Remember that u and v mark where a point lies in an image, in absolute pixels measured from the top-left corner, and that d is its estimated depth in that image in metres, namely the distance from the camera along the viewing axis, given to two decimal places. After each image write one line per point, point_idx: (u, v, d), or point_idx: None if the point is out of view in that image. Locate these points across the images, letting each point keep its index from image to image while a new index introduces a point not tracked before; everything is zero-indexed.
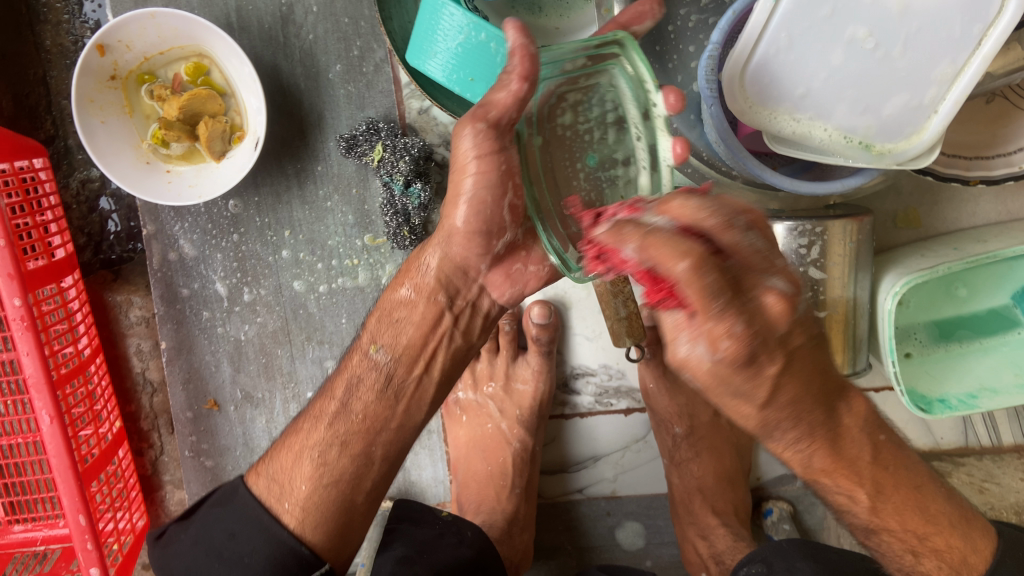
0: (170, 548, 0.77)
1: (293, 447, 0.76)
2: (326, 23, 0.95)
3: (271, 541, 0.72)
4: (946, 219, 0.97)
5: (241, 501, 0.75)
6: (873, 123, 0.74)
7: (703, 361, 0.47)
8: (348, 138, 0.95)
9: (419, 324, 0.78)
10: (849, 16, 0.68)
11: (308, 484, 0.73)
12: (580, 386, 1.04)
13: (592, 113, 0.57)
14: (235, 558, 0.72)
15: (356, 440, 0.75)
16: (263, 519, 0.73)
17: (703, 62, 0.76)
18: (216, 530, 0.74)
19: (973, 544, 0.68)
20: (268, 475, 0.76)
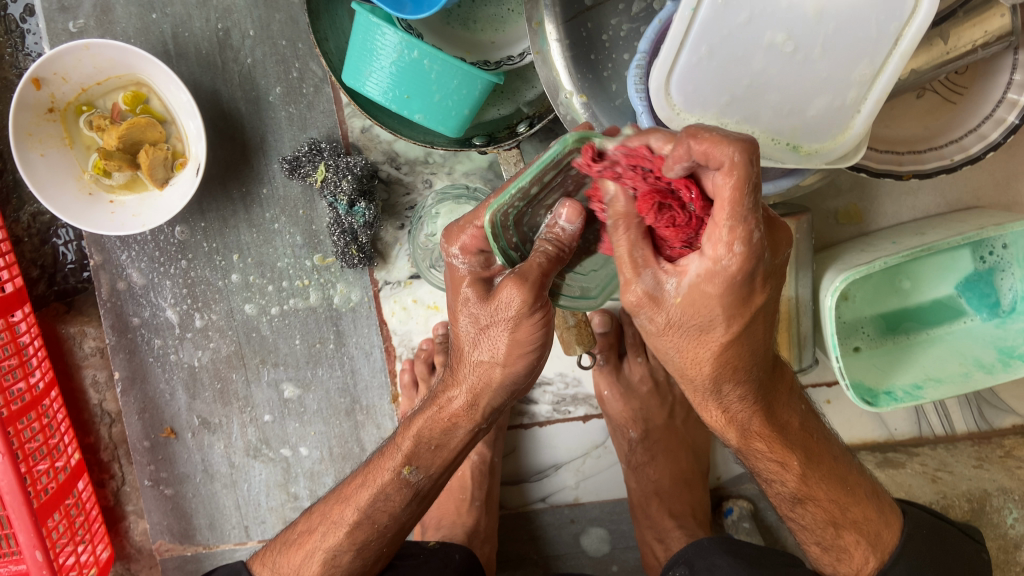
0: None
1: (304, 535, 0.79)
2: (265, 46, 0.95)
3: None
4: (886, 214, 0.99)
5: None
6: (799, 124, 0.75)
7: (671, 293, 0.55)
8: (291, 159, 0.95)
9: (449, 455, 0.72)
10: (766, 21, 0.69)
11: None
12: (537, 395, 1.05)
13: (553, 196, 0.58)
14: None
15: (368, 535, 0.76)
16: None
17: (632, 71, 0.78)
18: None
19: (886, 520, 0.75)
20: (275, 566, 0.80)
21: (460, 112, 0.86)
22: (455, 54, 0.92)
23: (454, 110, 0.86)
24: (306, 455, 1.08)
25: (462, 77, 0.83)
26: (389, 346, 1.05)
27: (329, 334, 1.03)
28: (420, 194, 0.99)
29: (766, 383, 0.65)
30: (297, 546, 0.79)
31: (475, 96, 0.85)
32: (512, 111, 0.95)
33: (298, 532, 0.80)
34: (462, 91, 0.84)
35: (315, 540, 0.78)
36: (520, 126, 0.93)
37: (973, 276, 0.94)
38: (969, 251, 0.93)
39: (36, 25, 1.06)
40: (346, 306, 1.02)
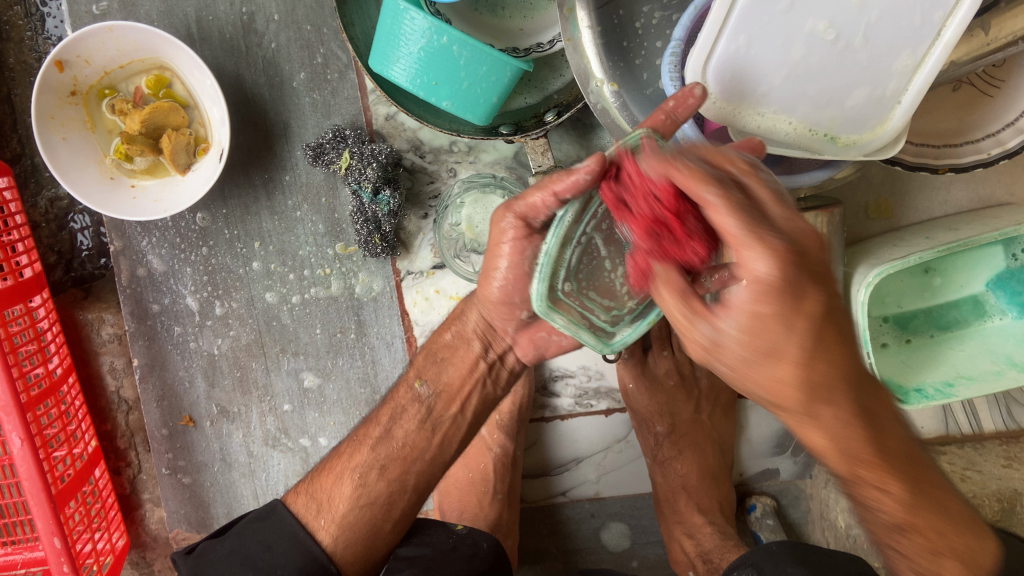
0: (206, 557, 0.75)
1: (341, 458, 0.78)
2: (289, 31, 0.94)
3: (303, 553, 0.73)
4: (917, 209, 0.97)
5: (286, 519, 0.75)
6: (837, 115, 0.73)
7: (729, 332, 0.48)
8: (316, 146, 0.94)
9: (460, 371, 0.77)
10: (808, 9, 0.68)
11: (346, 503, 0.74)
12: (559, 388, 1.04)
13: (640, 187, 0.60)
14: (269, 568, 0.72)
15: (396, 466, 0.76)
16: (300, 534, 0.74)
17: (666, 60, 0.76)
18: (252, 542, 0.74)
19: (985, 548, 0.56)
20: (311, 494, 0.77)
21: (488, 99, 0.85)
22: (484, 40, 0.90)
23: (482, 98, 0.85)
24: (325, 445, 1.06)
25: (491, 64, 0.81)
26: (410, 337, 1.03)
27: (351, 324, 1.02)
28: (444, 184, 0.98)
29: (861, 409, 0.51)
30: (335, 469, 0.78)
31: (504, 83, 0.84)
32: (539, 100, 0.94)
33: (334, 461, 0.79)
34: (491, 78, 0.83)
35: (351, 464, 0.77)
36: (548, 115, 0.92)
37: (1006, 273, 0.91)
38: (1003, 248, 0.91)
39: (56, 9, 1.05)
40: (367, 296, 1.01)
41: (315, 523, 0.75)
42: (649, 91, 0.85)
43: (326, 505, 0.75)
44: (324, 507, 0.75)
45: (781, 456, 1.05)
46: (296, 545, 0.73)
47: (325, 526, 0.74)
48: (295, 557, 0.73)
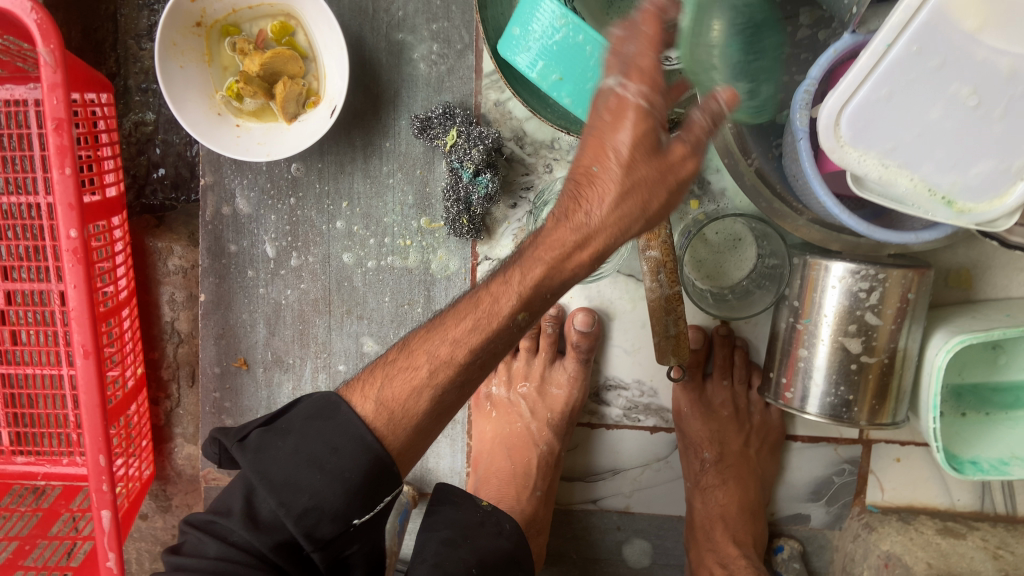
0: (262, 455, 0.61)
1: (413, 353, 0.67)
2: (418, 2, 0.96)
3: (367, 463, 0.62)
4: (996, 286, 0.98)
5: (346, 416, 0.63)
6: (959, 180, 0.73)
7: None
8: (423, 119, 0.95)
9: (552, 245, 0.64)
10: (956, 73, 0.67)
11: (420, 415, 0.66)
12: (610, 397, 1.05)
13: (761, 38, 0.72)
14: (335, 473, 0.60)
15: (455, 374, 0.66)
16: (368, 438, 0.62)
17: (799, 95, 0.77)
18: (315, 440, 0.62)
19: None
20: (379, 390, 0.66)
21: None
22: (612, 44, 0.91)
23: None
24: None
25: None
26: None
27: (419, 298, 1.03)
28: (539, 177, 0.99)
29: None
30: (400, 365, 0.67)
31: None
32: None
33: (395, 354, 0.69)
34: None
35: (430, 356, 0.67)
36: None
37: None
38: None
39: None
40: (441, 274, 1.03)
41: (367, 417, 0.64)
42: (766, 122, 0.84)
43: (391, 412, 0.65)
44: (384, 405, 0.65)
45: (815, 503, 1.06)
46: (360, 442, 0.62)
47: (368, 408, 0.64)
48: (361, 461, 0.61)
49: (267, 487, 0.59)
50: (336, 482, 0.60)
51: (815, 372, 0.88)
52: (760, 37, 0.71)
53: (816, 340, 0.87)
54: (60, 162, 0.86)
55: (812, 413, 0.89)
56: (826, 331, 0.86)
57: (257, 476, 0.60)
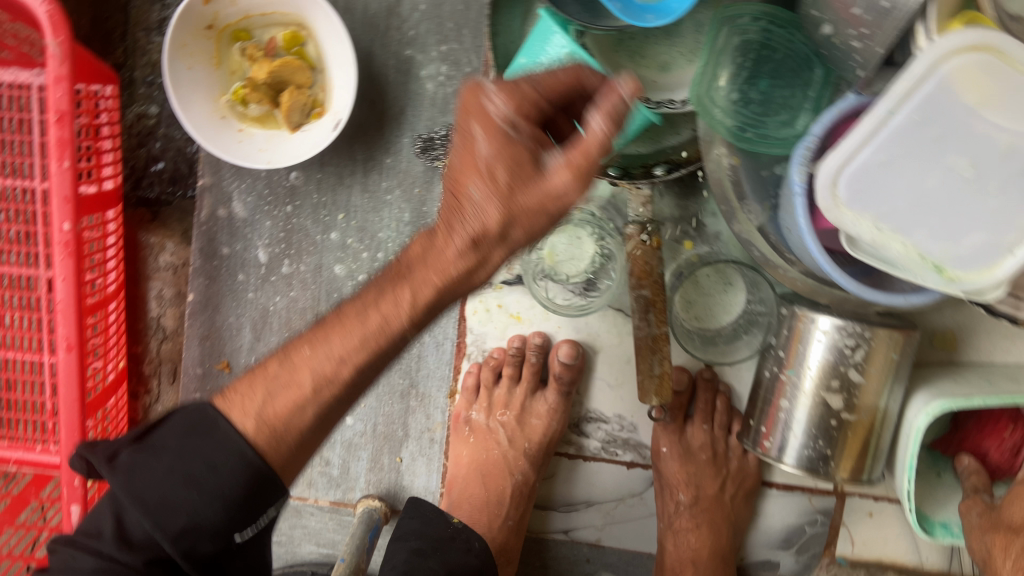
0: (134, 474, 0.56)
1: (295, 367, 0.62)
2: (430, 23, 0.96)
3: (248, 479, 0.58)
4: (980, 351, 0.98)
5: (224, 431, 0.59)
6: (950, 249, 0.73)
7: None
8: (426, 139, 0.97)
9: (439, 266, 0.60)
10: (954, 144, 0.68)
11: (304, 427, 0.61)
12: (590, 429, 1.05)
13: (778, 66, 0.83)
14: (215, 493, 0.56)
15: (335, 392, 0.62)
16: (246, 452, 0.58)
17: (799, 152, 0.78)
18: (190, 456, 0.57)
19: None
20: (260, 406, 0.60)
21: None
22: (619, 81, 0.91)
23: None
24: (350, 424, 1.07)
25: None
26: (461, 342, 1.05)
27: None
28: None
29: None
30: (279, 377, 0.62)
31: (631, 129, 0.84)
32: (651, 149, 0.94)
33: (274, 364, 0.63)
34: None
35: (313, 371, 0.62)
36: (656, 168, 0.93)
37: None
38: None
39: None
40: None
41: (245, 431, 0.59)
42: (764, 172, 0.86)
43: (273, 429, 0.60)
44: (265, 426, 0.60)
45: (785, 552, 1.06)
46: (237, 456, 0.58)
47: (248, 424, 0.59)
48: (241, 477, 0.58)
49: (140, 511, 0.55)
50: (215, 500, 0.56)
51: (794, 424, 0.88)
52: (771, 59, 0.82)
53: (797, 391, 0.87)
54: (59, 153, 0.87)
55: (788, 464, 0.89)
56: (808, 384, 0.86)
57: (130, 499, 0.55)
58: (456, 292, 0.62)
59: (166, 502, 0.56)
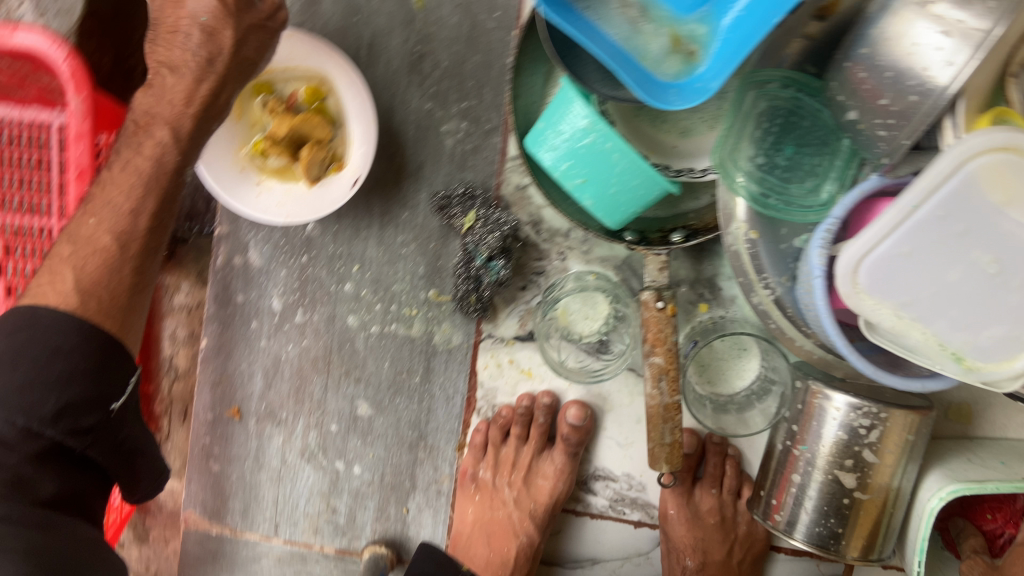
0: (1, 360, 0.71)
1: (82, 236, 0.77)
2: (451, 80, 0.96)
3: (80, 333, 0.73)
4: (994, 425, 0.97)
5: (48, 319, 0.73)
6: (971, 339, 0.72)
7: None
8: (443, 197, 0.96)
9: (148, 150, 0.77)
10: (979, 240, 0.67)
11: (102, 270, 0.76)
12: (597, 487, 1.05)
13: (804, 133, 0.82)
14: (59, 377, 0.72)
15: (136, 240, 0.78)
16: (59, 314, 0.73)
17: (818, 234, 0.77)
18: (35, 346, 0.72)
19: None
20: (68, 283, 0.75)
21: (629, 209, 0.86)
22: (638, 149, 0.92)
23: (624, 207, 0.86)
24: (357, 474, 1.06)
25: (644, 179, 0.82)
26: (471, 397, 1.04)
27: (418, 368, 1.03)
28: (551, 264, 0.99)
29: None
30: (80, 251, 0.77)
31: (649, 199, 0.84)
32: (669, 213, 0.95)
33: (63, 250, 0.77)
34: (639, 191, 0.83)
35: (107, 229, 0.77)
36: (673, 234, 0.94)
37: None
38: None
39: None
40: (444, 346, 1.02)
41: (69, 307, 0.74)
42: (784, 245, 0.85)
43: (97, 295, 0.75)
44: (80, 293, 0.75)
45: None
46: (76, 330, 0.73)
47: (63, 299, 0.74)
48: (85, 349, 0.73)
49: (7, 410, 0.70)
50: (62, 380, 0.72)
51: (805, 500, 0.87)
52: (797, 126, 0.82)
53: (811, 468, 0.86)
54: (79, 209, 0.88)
55: (799, 539, 0.88)
56: (821, 461, 0.86)
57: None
58: (213, 120, 0.79)
59: (0, 393, 0.70)
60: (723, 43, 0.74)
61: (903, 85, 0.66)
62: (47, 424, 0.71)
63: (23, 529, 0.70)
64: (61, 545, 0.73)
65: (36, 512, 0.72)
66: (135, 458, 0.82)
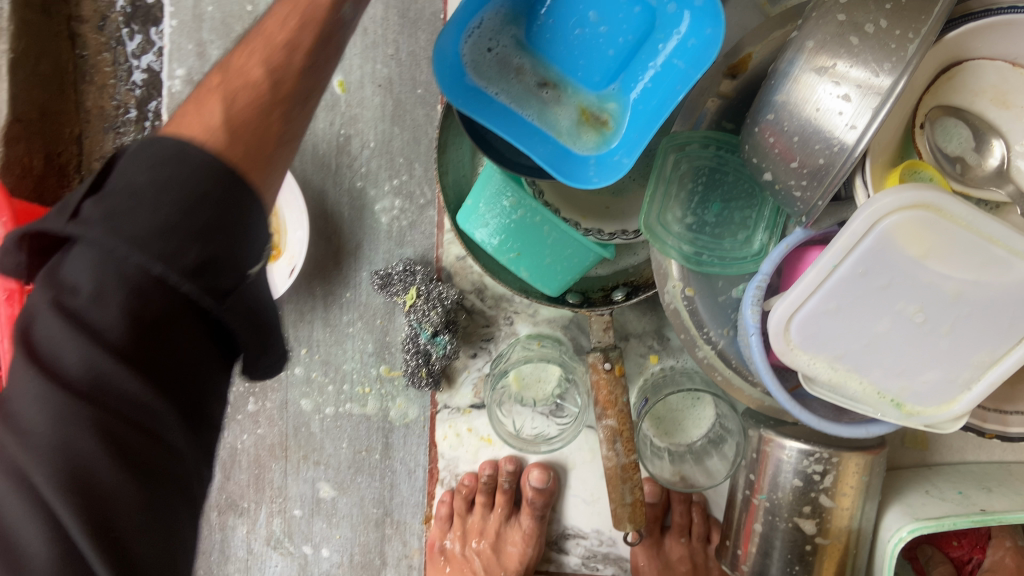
0: (115, 211, 0.47)
1: (201, 100, 0.56)
2: (381, 159, 0.97)
3: (192, 167, 0.49)
4: (950, 450, 0.98)
5: (199, 155, 0.50)
6: (907, 385, 0.73)
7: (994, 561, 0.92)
8: (383, 275, 0.95)
9: None
10: (902, 292, 0.68)
11: (223, 110, 0.54)
12: (569, 546, 1.04)
13: (730, 188, 0.83)
14: (180, 184, 0.48)
15: (290, 80, 0.58)
16: (189, 146, 0.50)
17: (750, 291, 0.77)
18: (136, 170, 0.49)
19: None
20: (203, 121, 0.53)
21: (566, 278, 0.86)
22: (572, 215, 0.92)
23: (560, 275, 0.86)
24: (326, 556, 1.05)
25: (576, 248, 0.83)
26: (433, 468, 1.03)
27: (377, 444, 1.02)
28: (500, 330, 0.99)
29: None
30: (185, 114, 0.55)
31: (586, 265, 0.85)
32: (609, 271, 0.97)
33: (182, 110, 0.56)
34: (574, 259, 0.84)
35: (221, 85, 0.56)
36: (616, 292, 0.94)
37: None
38: None
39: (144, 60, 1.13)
40: (400, 421, 1.02)
41: (216, 147, 0.51)
42: (721, 297, 0.85)
43: (244, 140, 0.53)
44: (230, 132, 0.53)
45: None
46: (209, 167, 0.50)
47: (208, 136, 0.52)
48: (211, 187, 0.49)
49: (118, 236, 0.46)
50: (171, 233, 0.47)
51: (769, 550, 0.87)
52: (723, 181, 0.83)
53: (772, 517, 0.86)
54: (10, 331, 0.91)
55: None
56: (781, 510, 0.86)
57: (109, 227, 0.47)
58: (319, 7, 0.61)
59: (140, 212, 0.47)
60: (636, 114, 0.76)
61: (811, 148, 0.67)
62: (183, 274, 0.47)
63: (117, 456, 0.47)
64: (145, 439, 0.48)
65: (125, 418, 0.47)
66: (267, 332, 0.55)
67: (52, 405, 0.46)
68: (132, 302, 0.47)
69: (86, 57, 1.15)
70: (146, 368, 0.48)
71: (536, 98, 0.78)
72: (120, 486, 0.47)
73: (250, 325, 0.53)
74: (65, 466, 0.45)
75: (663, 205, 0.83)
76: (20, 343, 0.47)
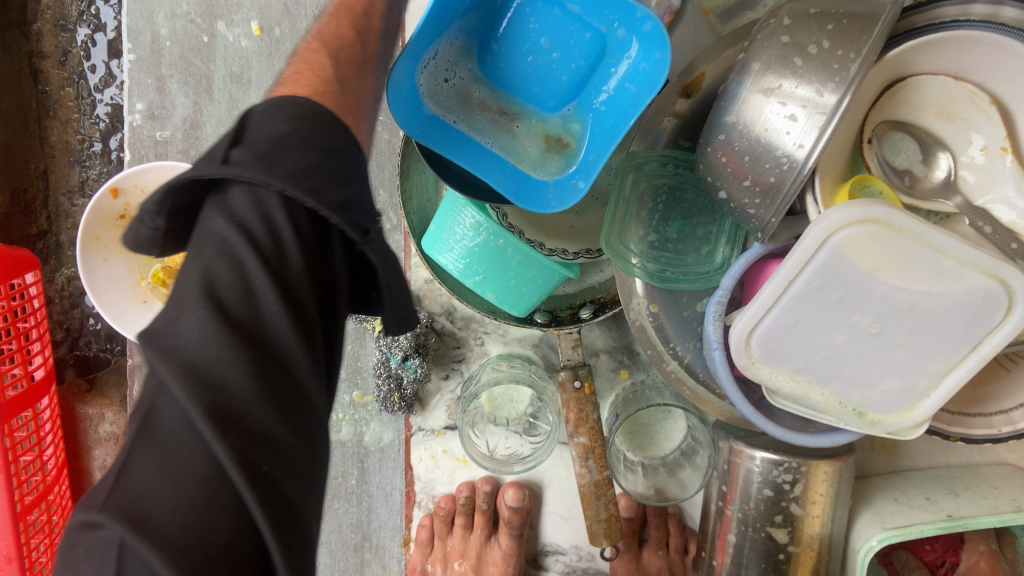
0: (268, 155, 0.51)
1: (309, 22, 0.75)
2: None
3: (308, 109, 0.57)
4: (917, 453, 1.00)
5: (309, 103, 0.57)
6: (867, 395, 0.74)
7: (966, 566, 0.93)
8: None
9: None
10: (856, 304, 0.69)
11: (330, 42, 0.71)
12: (548, 563, 1.04)
13: (688, 205, 0.84)
14: (308, 140, 0.54)
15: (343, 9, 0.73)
16: (317, 104, 0.58)
17: (711, 306, 0.78)
18: (272, 121, 0.54)
19: None
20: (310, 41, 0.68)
21: (532, 299, 0.87)
22: (534, 235, 0.93)
23: (527, 296, 0.86)
24: None
25: (541, 268, 0.83)
26: (410, 491, 1.04)
27: (353, 469, 1.03)
28: (471, 350, 1.00)
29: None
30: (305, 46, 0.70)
31: (551, 286, 0.85)
32: (574, 290, 0.99)
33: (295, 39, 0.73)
34: (539, 280, 0.85)
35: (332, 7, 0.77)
36: (583, 310, 0.95)
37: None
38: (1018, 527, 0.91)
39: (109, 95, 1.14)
40: (376, 445, 1.02)
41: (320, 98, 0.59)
42: (686, 313, 0.87)
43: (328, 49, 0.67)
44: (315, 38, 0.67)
45: None
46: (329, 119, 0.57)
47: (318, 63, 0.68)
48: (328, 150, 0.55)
49: (275, 176, 0.50)
50: (312, 175, 0.51)
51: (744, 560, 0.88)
52: (682, 200, 0.84)
53: (745, 528, 0.87)
54: None
55: None
56: (752, 521, 0.87)
57: (265, 170, 0.50)
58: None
59: (287, 157, 0.52)
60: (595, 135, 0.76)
61: (760, 166, 0.68)
62: (332, 207, 0.51)
63: (264, 391, 0.46)
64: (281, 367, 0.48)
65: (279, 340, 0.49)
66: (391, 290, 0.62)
67: (220, 345, 0.46)
68: (287, 233, 0.50)
69: (50, 92, 1.15)
70: (297, 313, 0.50)
71: (504, 132, 0.79)
72: (269, 423, 0.46)
73: (351, 276, 0.58)
74: (222, 403, 0.44)
75: (621, 226, 0.84)
76: (189, 292, 0.48)
